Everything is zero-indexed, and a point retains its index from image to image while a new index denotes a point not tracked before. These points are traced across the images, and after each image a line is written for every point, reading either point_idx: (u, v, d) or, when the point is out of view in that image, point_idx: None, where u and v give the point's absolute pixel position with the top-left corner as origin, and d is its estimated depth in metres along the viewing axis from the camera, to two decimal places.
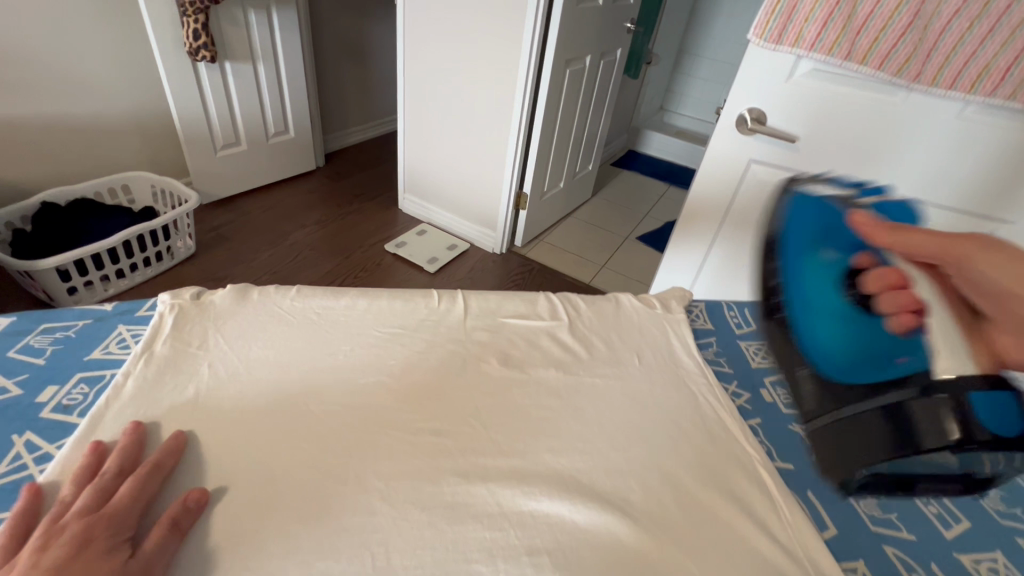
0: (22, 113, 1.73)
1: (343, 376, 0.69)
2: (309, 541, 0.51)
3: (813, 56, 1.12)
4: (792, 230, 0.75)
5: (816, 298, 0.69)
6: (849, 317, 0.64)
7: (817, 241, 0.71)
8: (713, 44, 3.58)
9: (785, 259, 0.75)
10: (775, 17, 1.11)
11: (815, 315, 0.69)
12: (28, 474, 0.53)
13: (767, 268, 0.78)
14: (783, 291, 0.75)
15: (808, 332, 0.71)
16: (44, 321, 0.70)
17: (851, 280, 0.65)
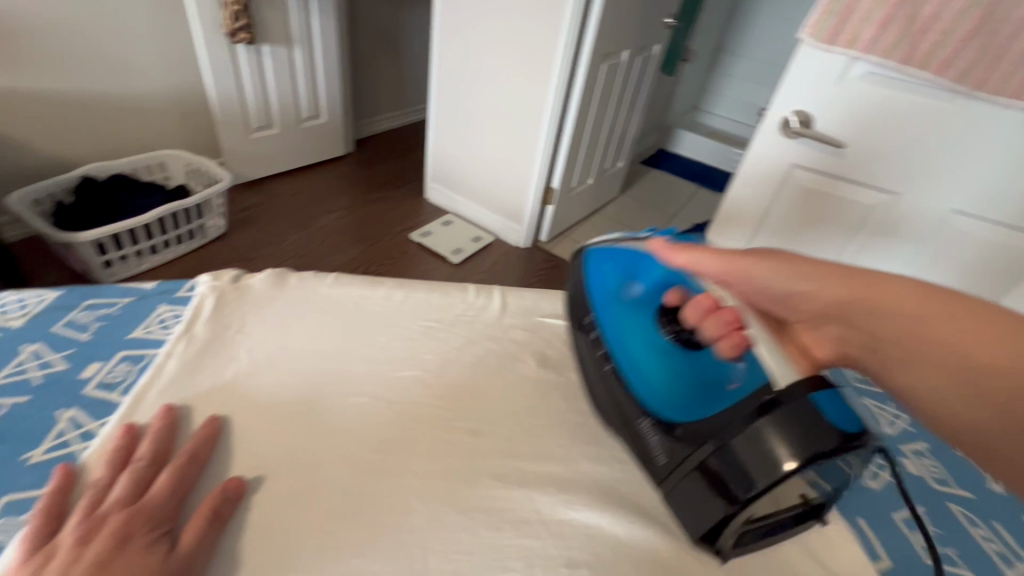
0: (66, 88, 1.76)
1: (380, 369, 0.68)
2: (346, 538, 0.50)
3: (868, 58, 1.05)
4: (594, 277, 0.74)
5: (635, 341, 0.66)
6: (680, 356, 0.63)
7: (616, 286, 0.71)
8: (753, 43, 3.45)
9: (597, 310, 0.71)
10: (829, 16, 1.05)
11: (641, 356, 0.65)
12: (72, 450, 0.53)
13: (581, 323, 0.73)
14: (601, 340, 0.69)
15: (631, 380, 0.63)
16: (88, 297, 0.71)
17: (667, 316, 0.66)
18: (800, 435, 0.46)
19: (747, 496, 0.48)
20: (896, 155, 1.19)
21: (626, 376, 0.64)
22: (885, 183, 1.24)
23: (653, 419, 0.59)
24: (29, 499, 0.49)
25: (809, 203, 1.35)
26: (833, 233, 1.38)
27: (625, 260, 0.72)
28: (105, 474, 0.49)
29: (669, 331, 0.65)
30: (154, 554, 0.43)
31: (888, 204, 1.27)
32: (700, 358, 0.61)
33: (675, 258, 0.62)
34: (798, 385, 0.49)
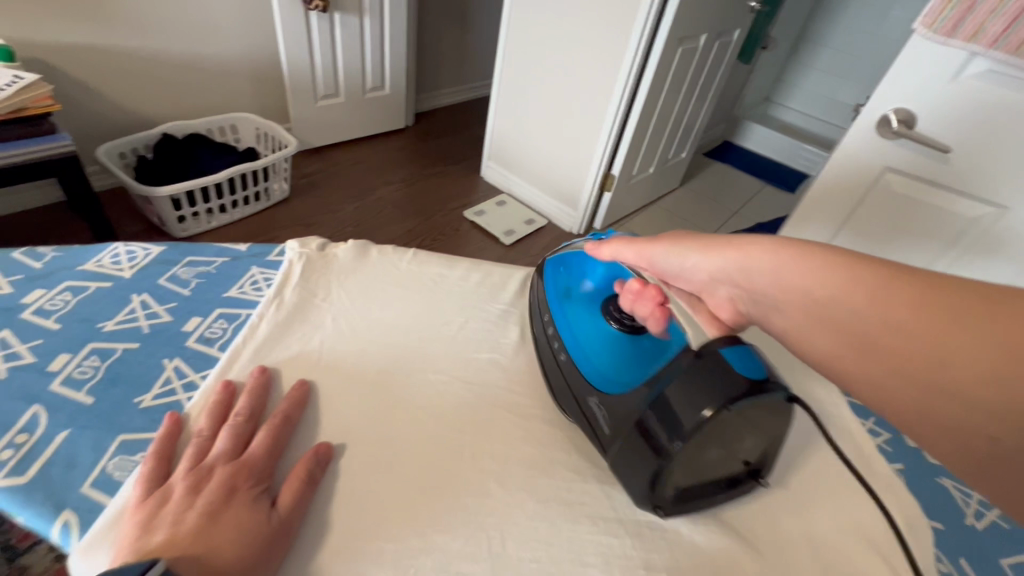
0: (155, 48, 1.85)
1: (458, 348, 0.68)
2: (429, 514, 0.50)
3: (991, 54, 0.97)
4: (547, 277, 0.73)
5: (586, 332, 0.65)
6: (625, 342, 0.62)
7: (566, 284, 0.71)
8: (839, 33, 3.20)
9: (550, 304, 0.70)
10: (953, 5, 0.98)
11: (591, 344, 0.64)
12: (178, 400, 0.56)
13: (540, 321, 0.70)
14: (556, 331, 0.67)
15: (580, 363, 0.62)
16: (188, 254, 0.74)
17: (611, 306, 0.66)
18: (716, 385, 0.47)
19: (676, 445, 0.48)
20: (1006, 164, 1.07)
21: (576, 360, 0.63)
22: (988, 194, 1.12)
23: (599, 396, 0.58)
24: (143, 441, 0.52)
25: (899, 210, 1.25)
26: (920, 245, 1.28)
27: (576, 260, 0.71)
28: (207, 426, 0.51)
29: (614, 319, 0.64)
30: (261, 508, 0.45)
31: (993, 217, 1.15)
32: (642, 342, 0.61)
33: (605, 250, 0.66)
34: (711, 342, 0.51)
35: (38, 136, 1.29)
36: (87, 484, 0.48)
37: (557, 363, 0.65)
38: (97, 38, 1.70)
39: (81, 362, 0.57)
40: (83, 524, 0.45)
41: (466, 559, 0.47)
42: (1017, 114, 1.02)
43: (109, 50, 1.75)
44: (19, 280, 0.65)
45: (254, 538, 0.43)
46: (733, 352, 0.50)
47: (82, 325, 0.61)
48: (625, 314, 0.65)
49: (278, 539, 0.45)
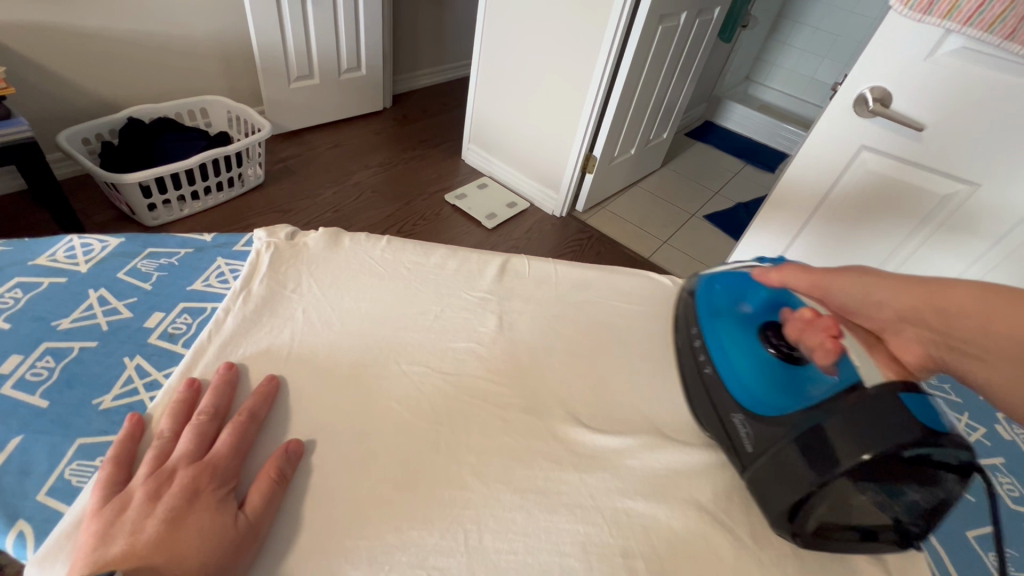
0: (115, 28, 1.75)
1: (434, 339, 0.67)
2: (402, 510, 0.49)
3: (966, 32, 0.97)
4: (699, 293, 0.74)
5: (736, 351, 0.64)
6: (778, 368, 0.60)
7: (720, 301, 0.70)
8: (819, 10, 3.18)
9: (698, 317, 0.71)
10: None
11: (741, 363, 0.62)
12: (139, 400, 0.54)
13: (686, 334, 0.71)
14: (704, 344, 0.68)
15: (725, 377, 0.63)
16: (148, 246, 0.71)
17: (769, 331, 0.63)
18: (880, 427, 0.46)
19: (825, 475, 0.48)
20: (978, 144, 1.09)
21: (722, 375, 0.63)
22: (963, 171, 1.13)
23: (744, 413, 0.58)
24: (102, 443, 0.50)
25: (875, 190, 1.27)
26: (893, 225, 1.30)
27: (733, 280, 0.70)
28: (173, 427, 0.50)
29: (769, 342, 0.62)
30: (225, 509, 0.44)
31: (965, 194, 1.16)
32: (799, 370, 0.58)
33: (772, 279, 0.65)
34: (886, 385, 0.49)
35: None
36: (43, 492, 0.46)
37: (701, 377, 0.66)
38: (52, 17, 1.61)
39: (34, 363, 0.55)
40: (38, 535, 0.43)
41: (442, 553, 0.47)
42: (987, 92, 1.03)
43: (65, 30, 1.65)
44: None
45: (221, 540, 0.42)
46: (912, 401, 0.47)
47: (35, 323, 0.58)
48: (784, 341, 0.62)
49: (247, 540, 0.43)
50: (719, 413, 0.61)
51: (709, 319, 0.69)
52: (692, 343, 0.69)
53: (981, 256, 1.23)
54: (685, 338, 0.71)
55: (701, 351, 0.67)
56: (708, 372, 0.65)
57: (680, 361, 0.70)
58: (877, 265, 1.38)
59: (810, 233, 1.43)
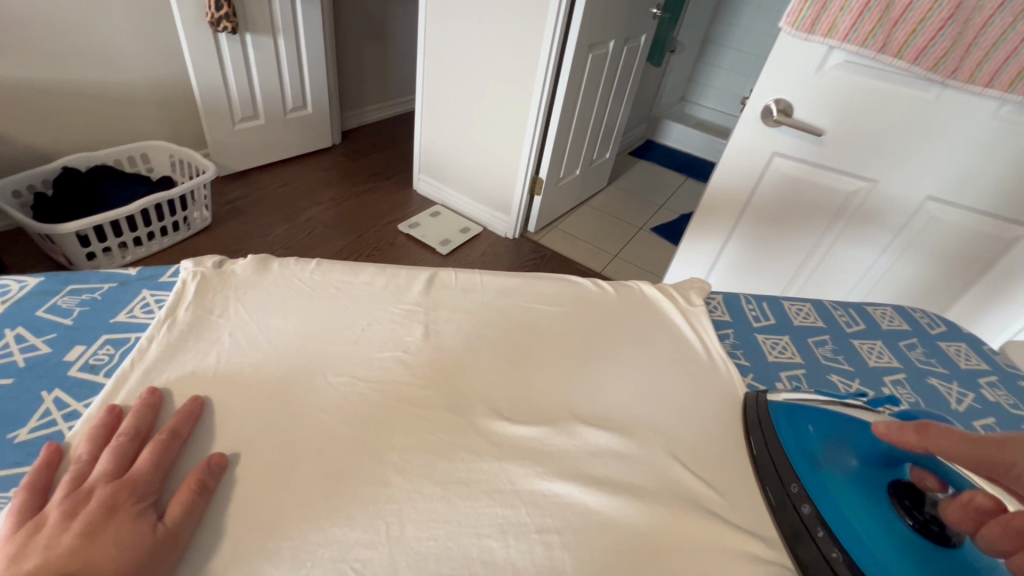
0: (43, 79, 1.74)
1: (363, 350, 0.70)
2: (327, 508, 0.52)
3: (845, 47, 1.11)
4: (789, 438, 0.64)
5: (867, 528, 0.53)
6: (930, 554, 0.51)
7: (821, 449, 0.61)
8: (740, 34, 3.46)
9: (798, 470, 0.60)
10: (810, 4, 1.10)
11: (881, 544, 0.52)
12: (57, 430, 0.54)
13: (782, 490, 0.60)
14: (817, 512, 0.56)
15: (867, 568, 0.51)
16: (70, 283, 0.71)
17: (906, 501, 0.54)
18: None
19: None
20: (868, 144, 1.22)
21: (859, 561, 0.51)
22: (860, 170, 1.27)
23: None
24: (17, 474, 0.50)
25: (788, 194, 1.39)
26: (811, 223, 1.42)
27: (830, 424, 0.62)
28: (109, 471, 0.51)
29: (906, 514, 0.53)
30: (141, 520, 0.46)
31: (866, 191, 1.30)
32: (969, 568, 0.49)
33: (912, 440, 0.55)
34: None
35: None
36: None
37: (824, 559, 0.53)
38: None
39: None
40: None
41: (365, 545, 0.49)
42: (868, 96, 1.16)
43: None
44: None
45: (138, 546, 0.44)
46: None
47: None
48: (931, 517, 0.53)
49: (166, 544, 0.45)
50: None
51: (815, 479, 0.58)
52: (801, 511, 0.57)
53: (887, 248, 1.36)
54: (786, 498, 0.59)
55: (822, 524, 0.55)
56: (837, 558, 0.52)
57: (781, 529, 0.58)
58: (803, 261, 1.50)
59: (739, 238, 1.54)
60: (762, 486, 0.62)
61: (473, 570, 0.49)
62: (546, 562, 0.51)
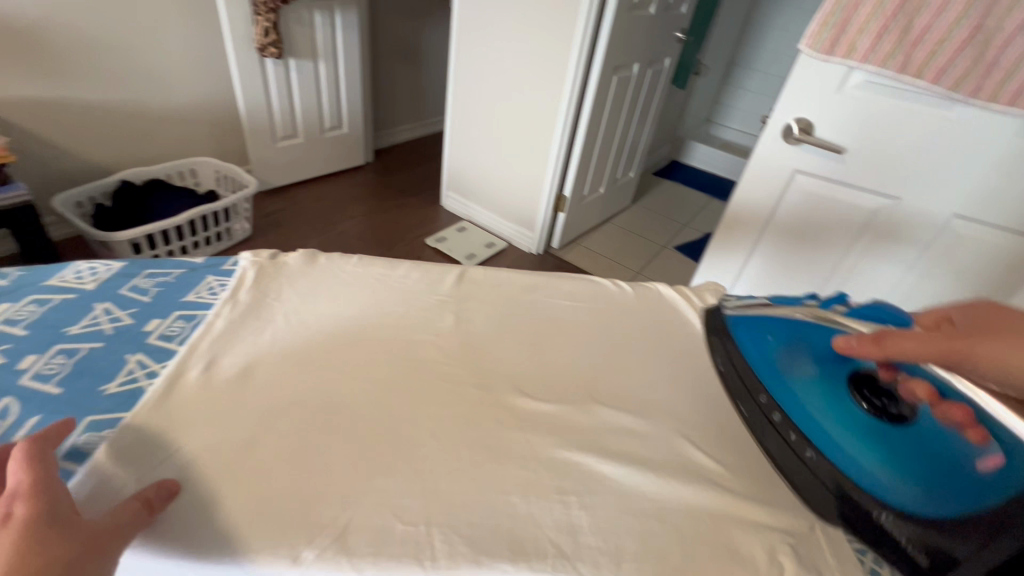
0: (109, 99, 1.92)
1: (399, 333, 0.77)
2: (368, 461, 0.58)
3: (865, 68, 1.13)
4: (754, 353, 0.72)
5: (831, 420, 0.61)
6: (890, 429, 0.57)
7: (782, 358, 0.68)
8: (765, 57, 3.52)
9: (765, 384, 0.69)
10: (828, 27, 1.14)
11: (851, 438, 0.58)
12: (139, 385, 0.63)
13: (756, 404, 0.70)
14: (785, 417, 0.65)
15: (834, 458, 0.59)
16: (147, 268, 0.81)
17: (863, 389, 0.61)
18: None
19: None
20: (888, 161, 1.26)
21: (827, 453, 0.60)
22: (881, 187, 1.30)
23: (889, 509, 0.55)
24: (108, 419, 0.59)
25: (810, 210, 1.42)
26: (834, 241, 1.45)
27: (783, 331, 0.69)
28: (181, 423, 0.59)
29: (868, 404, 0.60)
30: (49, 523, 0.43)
31: (889, 208, 1.32)
32: (925, 436, 0.55)
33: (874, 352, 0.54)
34: None
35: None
36: (61, 455, 0.55)
37: (805, 463, 0.62)
38: (51, 92, 1.77)
39: (48, 359, 0.64)
40: None
41: (402, 493, 0.56)
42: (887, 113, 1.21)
43: (63, 103, 1.82)
44: None
45: (46, 549, 0.41)
46: None
47: (47, 330, 0.67)
48: (883, 398, 0.60)
49: (83, 547, 0.43)
50: (861, 510, 0.57)
51: (782, 386, 0.67)
52: (774, 417, 0.67)
53: (911, 264, 1.37)
54: (763, 411, 0.68)
55: (792, 425, 0.64)
56: (812, 455, 0.61)
57: (761, 436, 0.68)
58: (826, 278, 1.52)
59: (762, 254, 1.58)
60: (744, 403, 0.72)
61: (498, 520, 0.55)
62: (564, 519, 0.56)
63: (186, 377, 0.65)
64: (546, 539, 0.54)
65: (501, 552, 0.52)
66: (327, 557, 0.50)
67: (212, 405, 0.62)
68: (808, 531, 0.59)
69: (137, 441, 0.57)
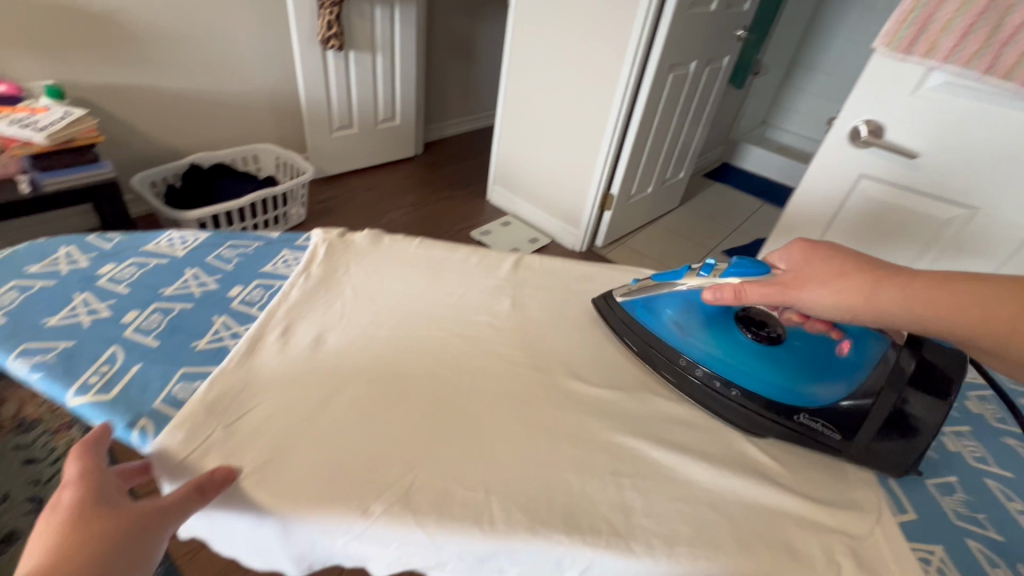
0: (184, 87, 2.05)
1: (457, 313, 0.79)
2: (430, 429, 0.61)
3: (947, 67, 1.09)
4: (654, 322, 0.75)
5: (739, 361, 0.67)
6: (782, 353, 0.65)
7: (678, 321, 0.72)
8: (829, 58, 3.36)
9: (677, 347, 0.72)
10: (907, 25, 1.10)
11: (759, 368, 0.66)
12: (225, 344, 0.68)
13: (677, 367, 0.72)
14: (706, 370, 0.70)
15: (754, 388, 0.66)
16: (229, 239, 0.87)
17: (750, 325, 0.68)
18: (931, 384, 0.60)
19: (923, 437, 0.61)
20: (966, 166, 1.19)
21: (747, 387, 0.67)
22: (956, 195, 1.23)
23: (805, 410, 0.64)
24: (199, 372, 0.64)
25: (874, 217, 1.36)
26: (900, 251, 1.38)
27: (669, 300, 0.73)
28: (262, 380, 0.64)
29: (757, 335, 0.67)
30: (94, 507, 0.45)
31: (963, 218, 1.25)
32: (808, 351, 0.65)
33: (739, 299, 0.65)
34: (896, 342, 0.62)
35: (64, 167, 1.54)
36: (160, 400, 0.60)
37: (734, 401, 0.68)
38: (135, 79, 1.91)
39: (147, 316, 0.70)
40: (157, 428, 0.57)
41: (463, 461, 0.58)
42: (967, 117, 1.14)
43: (145, 89, 1.95)
44: (95, 257, 0.78)
45: (83, 531, 0.43)
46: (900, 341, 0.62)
47: (146, 290, 0.74)
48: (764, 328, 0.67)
49: (124, 527, 0.45)
50: (789, 425, 0.65)
51: (688, 343, 0.71)
52: (694, 371, 0.71)
53: None
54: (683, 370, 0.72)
55: (711, 372, 0.69)
56: (736, 393, 0.67)
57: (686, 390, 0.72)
58: None
59: None
60: (660, 369, 0.74)
61: (553, 495, 0.56)
62: (618, 499, 0.57)
63: (265, 339, 0.70)
64: (601, 517, 0.55)
65: (556, 525, 0.53)
66: (394, 513, 0.53)
67: (288, 367, 0.66)
68: (867, 533, 0.58)
69: (224, 393, 0.62)
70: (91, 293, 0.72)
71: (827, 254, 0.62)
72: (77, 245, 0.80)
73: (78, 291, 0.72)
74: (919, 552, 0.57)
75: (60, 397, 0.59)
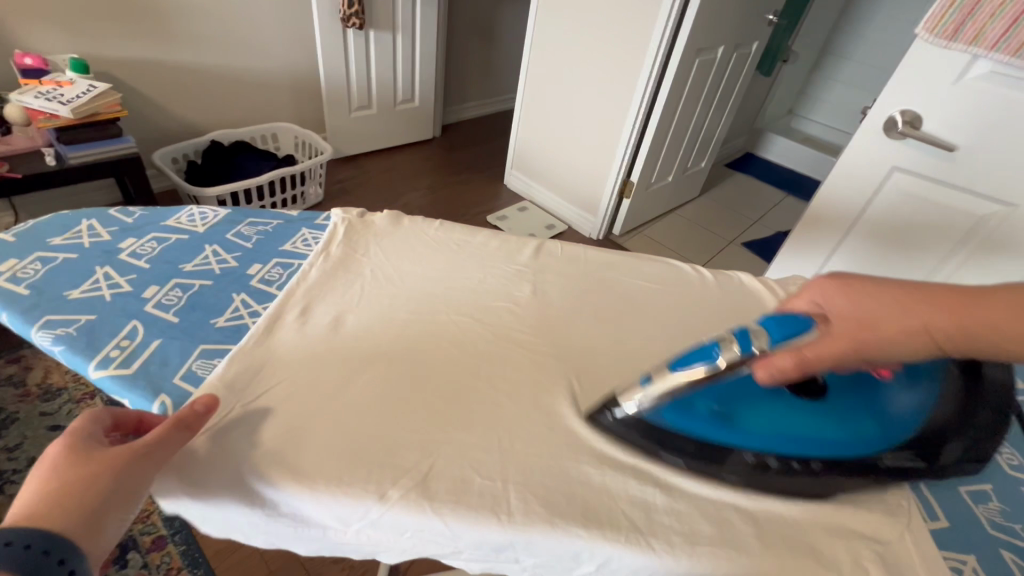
0: (205, 63, 2.04)
1: (476, 299, 0.78)
2: (447, 416, 0.60)
3: (994, 56, 1.04)
4: (695, 425, 0.57)
5: (810, 428, 0.57)
6: (840, 404, 0.60)
7: (724, 410, 0.58)
8: (862, 46, 3.23)
9: (734, 441, 0.57)
10: (954, 9, 1.03)
11: (831, 426, 0.58)
12: (244, 322, 0.68)
13: (742, 464, 0.57)
14: (778, 454, 0.57)
15: (838, 451, 0.57)
16: (249, 217, 0.86)
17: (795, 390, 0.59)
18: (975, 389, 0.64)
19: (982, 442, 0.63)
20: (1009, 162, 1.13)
21: (831, 454, 0.57)
22: (996, 192, 1.17)
23: (889, 452, 0.58)
24: (218, 349, 0.64)
25: (907, 211, 1.30)
26: (931, 247, 1.32)
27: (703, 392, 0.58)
28: (280, 361, 0.64)
29: (804, 393, 0.59)
30: (83, 452, 0.47)
31: (1000, 215, 1.19)
32: (862, 395, 0.61)
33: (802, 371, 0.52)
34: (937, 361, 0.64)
35: (86, 142, 1.55)
36: (179, 376, 0.60)
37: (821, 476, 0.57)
38: (156, 54, 1.90)
39: (167, 292, 0.70)
40: (175, 406, 0.57)
41: (479, 449, 0.57)
42: (1014, 110, 1.08)
43: (165, 65, 1.95)
44: (116, 230, 0.78)
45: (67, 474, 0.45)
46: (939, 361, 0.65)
47: (165, 265, 0.74)
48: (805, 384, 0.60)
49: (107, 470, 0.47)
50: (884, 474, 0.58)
51: (743, 431, 0.57)
52: (762, 462, 0.57)
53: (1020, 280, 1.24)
54: (749, 464, 0.57)
55: (780, 453, 0.57)
56: (819, 464, 0.57)
57: (757, 484, 0.57)
58: None
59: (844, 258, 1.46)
60: (712, 474, 0.58)
61: (572, 486, 0.55)
62: (638, 494, 0.56)
63: (283, 318, 0.69)
64: (620, 511, 0.54)
65: (575, 519, 0.52)
66: (411, 498, 0.52)
67: (305, 349, 0.65)
68: (896, 538, 0.56)
69: (242, 372, 0.61)
70: (112, 267, 0.72)
71: (864, 290, 0.54)
72: (99, 219, 0.79)
73: (99, 264, 0.72)
74: (952, 562, 0.55)
75: (82, 369, 0.60)
